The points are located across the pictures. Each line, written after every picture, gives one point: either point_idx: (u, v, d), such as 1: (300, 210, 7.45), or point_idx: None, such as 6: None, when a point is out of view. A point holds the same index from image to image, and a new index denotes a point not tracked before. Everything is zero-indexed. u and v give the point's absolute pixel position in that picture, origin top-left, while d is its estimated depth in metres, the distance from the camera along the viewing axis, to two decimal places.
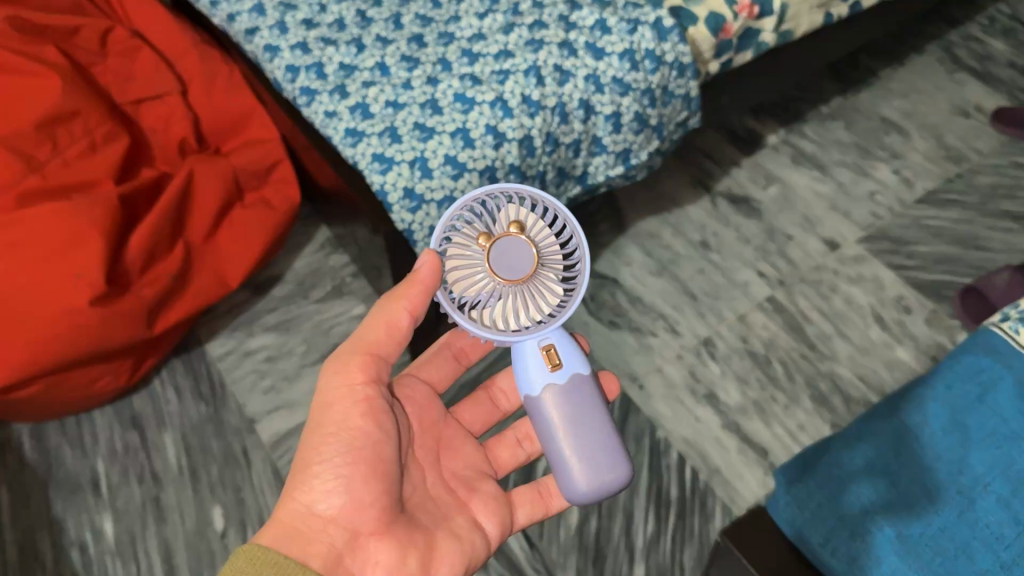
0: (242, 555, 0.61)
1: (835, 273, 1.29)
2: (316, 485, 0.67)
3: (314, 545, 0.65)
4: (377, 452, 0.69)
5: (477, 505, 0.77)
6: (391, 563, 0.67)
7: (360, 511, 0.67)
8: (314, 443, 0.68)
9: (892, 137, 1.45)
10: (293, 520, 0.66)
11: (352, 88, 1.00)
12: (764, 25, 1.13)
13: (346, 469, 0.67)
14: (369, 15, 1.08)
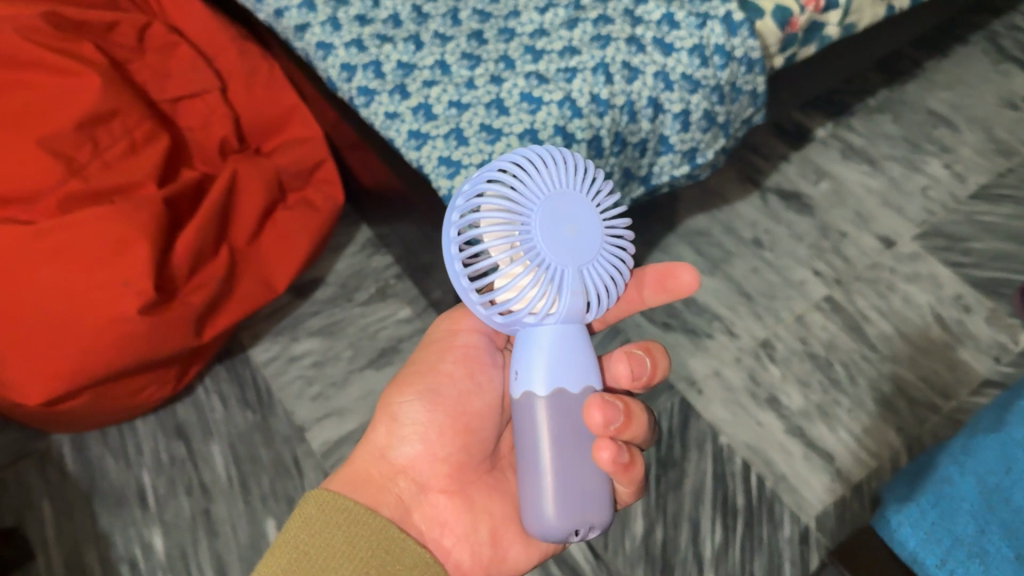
0: (309, 500, 0.65)
1: (892, 271, 1.26)
2: (398, 432, 0.72)
3: (382, 492, 0.70)
4: (461, 408, 0.72)
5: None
6: (458, 524, 0.70)
7: (432, 465, 0.71)
8: (403, 389, 0.74)
9: (941, 130, 1.42)
10: (368, 465, 0.71)
11: (413, 88, 0.97)
12: (829, 18, 1.10)
13: (425, 419, 0.72)
14: (425, 10, 1.04)
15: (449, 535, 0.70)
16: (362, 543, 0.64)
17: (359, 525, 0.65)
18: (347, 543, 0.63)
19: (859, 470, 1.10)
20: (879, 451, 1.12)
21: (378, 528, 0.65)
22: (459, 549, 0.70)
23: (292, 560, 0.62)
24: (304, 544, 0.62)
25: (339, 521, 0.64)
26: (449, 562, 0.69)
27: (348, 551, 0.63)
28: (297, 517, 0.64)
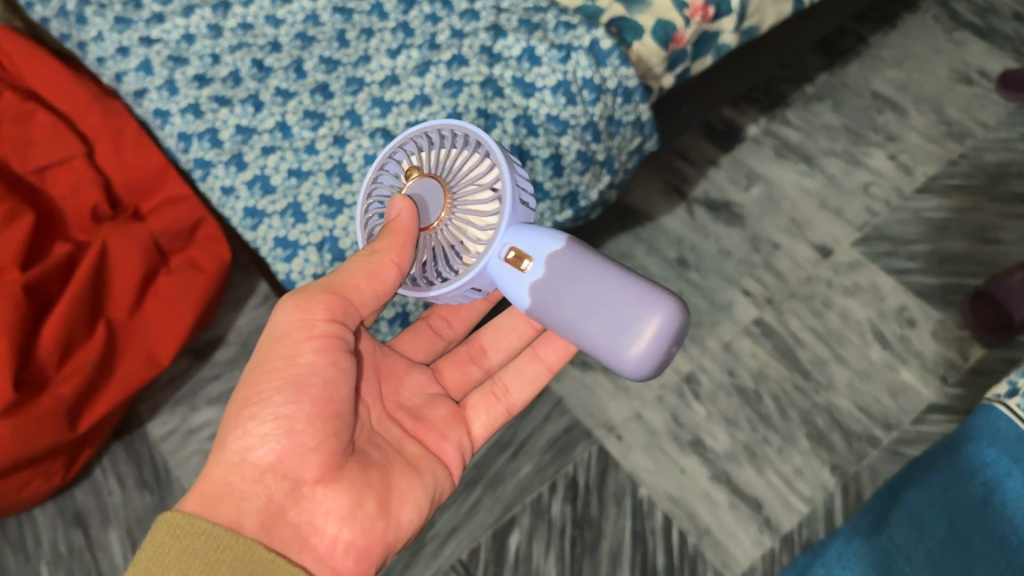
0: (163, 525, 0.57)
1: (829, 284, 1.16)
2: (253, 430, 0.63)
3: (249, 500, 0.61)
4: (327, 395, 0.63)
5: (436, 430, 0.74)
6: (339, 510, 0.64)
7: (302, 458, 0.63)
8: (256, 384, 0.63)
9: (886, 115, 1.29)
10: (224, 473, 0.62)
11: (250, 158, 0.89)
12: (722, 26, 0.99)
13: (289, 411, 0.62)
14: (267, 63, 0.94)
15: (331, 523, 0.64)
16: (223, 568, 0.56)
17: (222, 550, 0.57)
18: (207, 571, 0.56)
19: (790, 518, 1.02)
20: (812, 494, 1.02)
21: (243, 548, 0.58)
22: (345, 533, 0.64)
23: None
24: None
25: (197, 550, 0.57)
26: (337, 548, 0.64)
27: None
28: (152, 551, 0.57)
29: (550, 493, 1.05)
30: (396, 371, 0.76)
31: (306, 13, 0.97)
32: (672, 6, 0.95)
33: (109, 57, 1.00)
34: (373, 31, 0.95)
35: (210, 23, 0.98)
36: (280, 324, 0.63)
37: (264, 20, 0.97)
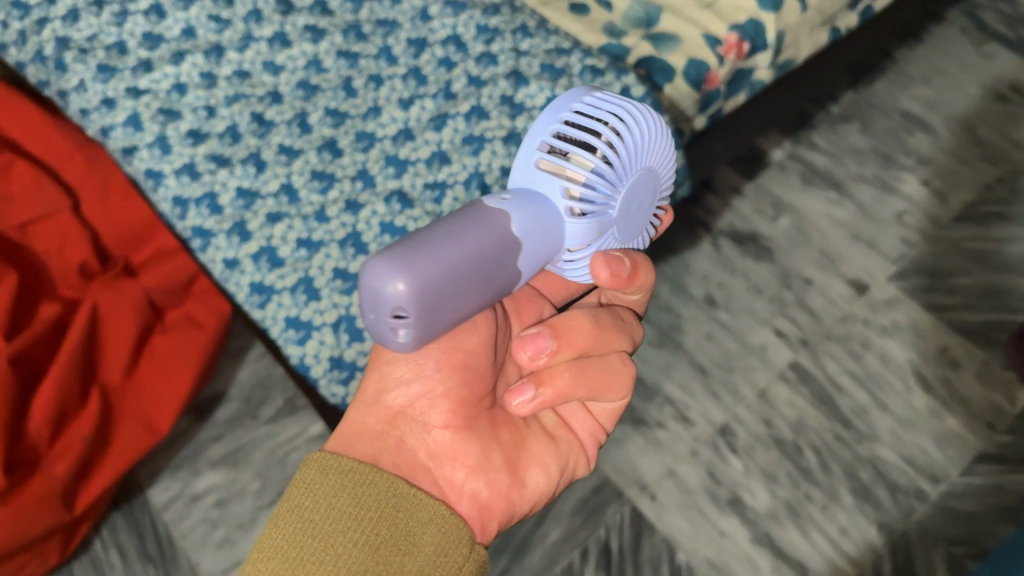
0: (310, 465, 0.54)
1: (866, 324, 1.10)
2: (389, 369, 0.57)
3: (379, 443, 0.56)
4: (462, 339, 0.57)
5: (574, 394, 0.65)
6: (469, 459, 0.57)
7: (432, 406, 0.57)
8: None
9: (917, 136, 1.22)
10: (359, 415, 0.57)
11: (254, 227, 0.81)
12: (758, 62, 0.91)
13: (419, 355, 0.56)
14: (268, 117, 0.86)
15: (462, 477, 0.57)
16: (371, 504, 0.52)
17: (368, 489, 0.53)
18: (353, 507, 0.52)
19: None
20: (859, 556, 0.97)
21: (388, 489, 0.53)
22: (475, 486, 0.57)
23: (295, 536, 0.51)
24: (308, 513, 0.52)
25: (343, 485, 0.52)
26: (467, 501, 0.57)
27: (355, 521, 0.52)
28: (298, 488, 0.53)
29: (581, 560, 0.99)
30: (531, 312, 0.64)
31: (307, 58, 0.89)
32: (705, 44, 0.89)
33: (93, 108, 0.91)
34: (383, 78, 0.88)
35: (203, 71, 0.89)
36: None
37: (261, 68, 0.89)
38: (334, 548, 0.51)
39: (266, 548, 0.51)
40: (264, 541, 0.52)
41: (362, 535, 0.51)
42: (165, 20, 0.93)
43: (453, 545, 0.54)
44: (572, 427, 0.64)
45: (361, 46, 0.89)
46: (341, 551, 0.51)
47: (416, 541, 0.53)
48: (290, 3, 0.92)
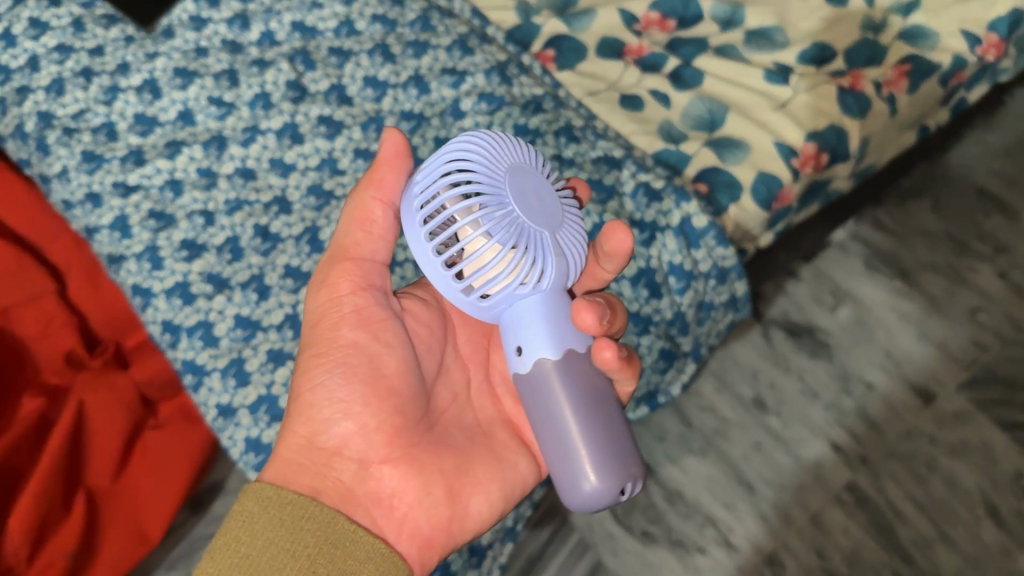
0: (250, 496, 0.55)
1: (932, 440, 0.99)
2: (316, 416, 0.59)
3: (320, 482, 0.57)
4: (376, 371, 0.59)
5: None
6: (408, 494, 0.58)
7: (365, 441, 0.58)
8: (308, 365, 0.60)
9: (995, 219, 1.10)
10: (291, 456, 0.59)
11: (253, 367, 0.70)
12: (837, 172, 0.79)
13: (343, 394, 0.58)
14: (274, 230, 0.75)
15: (403, 505, 0.58)
16: (308, 539, 0.53)
17: (304, 520, 0.54)
18: (292, 541, 0.53)
19: None
20: None
21: (327, 518, 0.54)
22: (415, 519, 0.58)
23: (235, 569, 0.52)
24: (245, 545, 0.53)
25: (282, 520, 0.54)
26: (405, 538, 0.58)
27: (291, 551, 0.53)
28: (237, 518, 0.54)
29: None
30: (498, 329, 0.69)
31: (321, 157, 0.78)
32: (777, 154, 0.76)
33: (77, 202, 0.80)
34: None
35: (202, 167, 0.79)
36: (317, 301, 0.61)
37: (268, 167, 0.78)
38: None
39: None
40: (202, 573, 0.53)
41: (301, 572, 0.53)
42: (161, 100, 0.82)
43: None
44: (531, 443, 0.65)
45: None
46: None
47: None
48: (303, 87, 0.81)
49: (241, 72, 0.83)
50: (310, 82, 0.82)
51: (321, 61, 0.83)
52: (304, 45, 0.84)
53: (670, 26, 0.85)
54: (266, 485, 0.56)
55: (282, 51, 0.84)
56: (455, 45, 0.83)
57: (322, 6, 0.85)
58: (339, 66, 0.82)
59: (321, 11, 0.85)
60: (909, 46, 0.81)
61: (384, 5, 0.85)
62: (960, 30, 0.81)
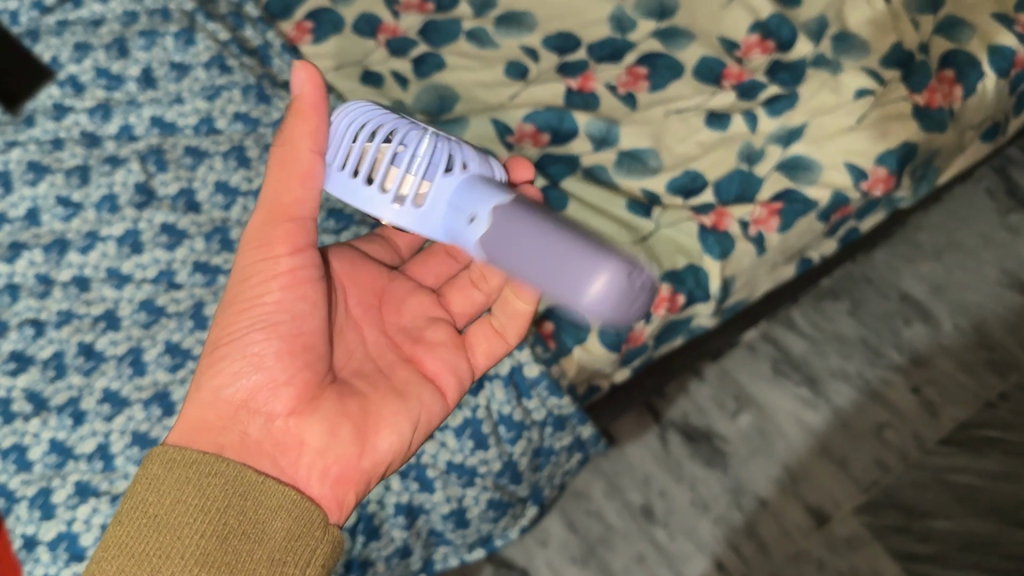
0: (153, 462, 0.49)
1: (821, 566, 0.94)
2: (223, 365, 0.53)
3: (222, 437, 0.53)
4: (298, 327, 0.53)
5: (441, 344, 0.63)
6: (316, 442, 0.55)
7: (276, 392, 0.54)
8: (223, 320, 0.53)
9: (914, 327, 1.05)
10: (195, 414, 0.53)
11: (60, 499, 0.67)
12: (698, 310, 0.75)
13: (261, 349, 0.53)
14: (99, 348, 0.73)
15: (309, 457, 0.55)
16: (218, 496, 0.49)
17: (216, 477, 0.49)
18: (201, 498, 0.48)
19: None
20: None
21: (235, 473, 0.50)
22: (323, 462, 0.55)
23: (141, 530, 0.47)
24: (152, 508, 0.48)
25: (189, 478, 0.49)
26: (316, 482, 0.55)
27: (201, 508, 0.48)
28: (141, 483, 0.49)
29: None
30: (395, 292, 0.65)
31: (160, 267, 0.76)
32: None
33: None
34: None
35: (40, 272, 0.76)
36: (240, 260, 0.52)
37: (104, 277, 0.76)
38: (182, 541, 0.47)
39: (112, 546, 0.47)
40: (108, 539, 0.47)
41: (211, 528, 0.48)
42: (10, 195, 0.78)
43: (307, 529, 0.51)
44: (427, 372, 0.62)
45: (224, 258, 0.76)
46: (188, 545, 0.47)
47: (267, 528, 0.50)
48: (152, 191, 0.79)
49: (94, 169, 0.80)
50: (159, 184, 0.79)
51: (174, 161, 0.80)
52: (161, 142, 0.81)
53: (544, 140, 0.81)
54: (169, 447, 0.50)
55: (137, 148, 0.81)
56: None
57: (183, 102, 0.83)
58: (192, 167, 0.80)
59: (183, 106, 0.83)
60: (786, 178, 0.76)
61: (249, 102, 0.83)
62: (844, 162, 0.76)
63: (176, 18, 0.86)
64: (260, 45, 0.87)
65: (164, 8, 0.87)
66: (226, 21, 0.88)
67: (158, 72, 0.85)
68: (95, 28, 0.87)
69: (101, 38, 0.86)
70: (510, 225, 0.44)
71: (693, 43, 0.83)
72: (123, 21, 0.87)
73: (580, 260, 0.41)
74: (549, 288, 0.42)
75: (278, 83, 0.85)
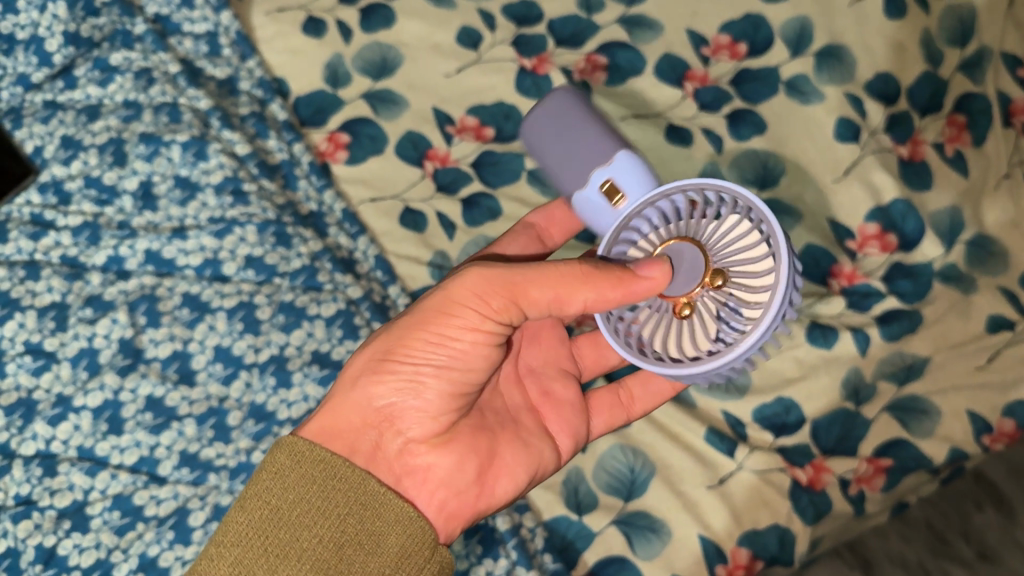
0: (282, 448, 0.49)
1: None
2: (384, 372, 0.52)
3: (356, 443, 0.52)
4: (466, 373, 0.51)
5: (572, 402, 0.60)
6: (442, 472, 0.53)
7: (420, 421, 0.52)
8: (402, 331, 0.51)
9: None
10: (347, 408, 0.52)
11: None
12: None
13: (428, 376, 0.51)
14: (62, 553, 0.61)
15: (430, 491, 0.53)
16: (341, 502, 0.48)
17: (337, 481, 0.48)
18: (323, 501, 0.48)
19: None
20: None
21: (359, 480, 0.49)
22: (443, 496, 0.53)
23: (260, 523, 0.47)
24: (276, 501, 0.48)
25: (316, 477, 0.48)
26: (433, 511, 0.53)
27: (322, 508, 0.48)
28: (267, 471, 0.49)
29: None
30: (538, 331, 0.62)
31: (141, 453, 0.64)
32: (700, 553, 0.61)
33: None
34: None
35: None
36: (449, 277, 0.50)
37: (75, 458, 0.63)
38: (300, 541, 0.47)
39: (229, 532, 0.47)
40: (229, 522, 0.48)
41: (328, 532, 0.47)
42: None
43: (419, 548, 0.49)
44: (552, 430, 0.59)
45: (217, 450, 0.64)
46: (305, 545, 0.47)
47: (381, 541, 0.48)
48: (139, 351, 0.66)
49: (73, 312, 0.67)
50: (148, 342, 0.66)
51: (169, 313, 0.67)
52: (156, 285, 0.68)
53: None
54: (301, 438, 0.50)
55: (127, 291, 0.68)
56: (338, 318, 0.67)
57: (186, 236, 0.69)
58: (190, 324, 0.66)
59: (185, 241, 0.69)
60: (901, 425, 0.63)
61: (265, 244, 0.69)
62: (967, 410, 0.64)
63: (187, 122, 0.72)
64: (283, 160, 0.74)
65: (173, 105, 0.73)
66: (246, 127, 0.75)
67: (159, 189, 0.71)
68: (88, 120, 0.73)
69: (94, 137, 0.72)
70: (567, 165, 0.55)
71: (799, 225, 0.70)
72: (124, 115, 0.73)
73: (528, 128, 0.57)
74: (541, 126, 0.56)
75: (301, 215, 0.72)
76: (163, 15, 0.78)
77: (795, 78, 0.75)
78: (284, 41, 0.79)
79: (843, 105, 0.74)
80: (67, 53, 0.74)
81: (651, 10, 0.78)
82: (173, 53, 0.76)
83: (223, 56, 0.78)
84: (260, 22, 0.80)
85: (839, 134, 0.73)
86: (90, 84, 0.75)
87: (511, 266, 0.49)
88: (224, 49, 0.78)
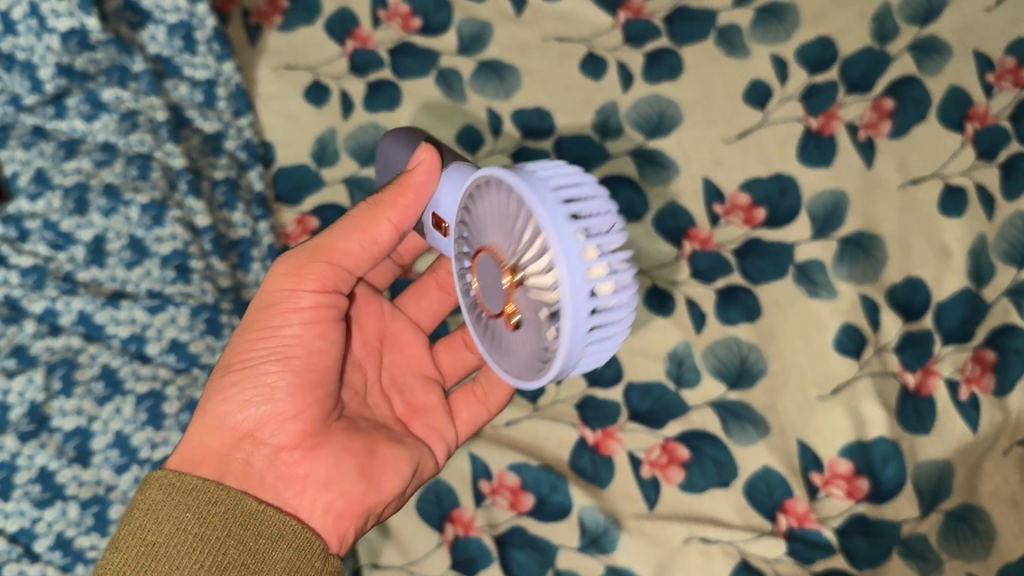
0: (151, 485, 0.44)
1: None
2: (230, 385, 0.49)
3: (225, 467, 0.48)
4: (314, 362, 0.50)
5: (438, 407, 0.59)
6: (320, 474, 0.50)
7: (285, 424, 0.50)
8: (239, 347, 0.50)
9: None
10: (200, 436, 0.49)
11: None
12: None
13: (268, 375, 0.49)
14: None
15: (310, 496, 0.49)
16: (217, 521, 0.44)
17: (217, 505, 0.44)
18: (199, 523, 0.43)
19: None
20: None
21: (233, 498, 0.44)
22: (326, 497, 0.50)
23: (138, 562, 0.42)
24: (153, 537, 0.42)
25: (188, 505, 0.44)
26: (319, 514, 0.49)
27: (199, 538, 0.43)
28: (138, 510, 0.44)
29: None
30: (399, 335, 0.61)
31: (23, 523, 0.61)
32: None
33: None
34: None
35: None
36: (264, 287, 0.51)
37: None
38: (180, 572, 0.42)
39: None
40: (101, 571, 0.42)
41: (212, 556, 0.43)
42: None
43: (307, 559, 0.46)
44: (421, 437, 0.57)
45: (91, 540, 0.61)
46: None
47: (269, 558, 0.44)
48: (45, 418, 0.63)
49: None
50: (57, 410, 0.63)
51: (83, 384, 0.64)
52: (80, 350, 0.65)
53: (525, 504, 0.62)
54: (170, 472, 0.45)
55: (53, 349, 0.65)
56: None
57: (119, 306, 0.66)
58: (100, 401, 0.64)
59: (117, 310, 0.66)
60: None
61: (194, 329, 0.67)
62: None
63: (153, 181, 0.69)
64: (244, 237, 0.71)
65: (145, 159, 0.70)
66: (214, 194, 0.72)
67: (111, 246, 0.68)
68: (64, 156, 0.69)
69: (64, 176, 0.68)
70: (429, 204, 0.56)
71: (761, 441, 0.62)
72: (97, 158, 0.69)
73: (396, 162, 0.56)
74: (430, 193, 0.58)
75: (242, 301, 0.70)
76: (164, 56, 0.74)
77: (809, 263, 0.66)
78: (281, 103, 0.75)
79: (853, 310, 0.65)
80: (59, 83, 0.69)
81: (672, 148, 0.71)
82: (165, 98, 0.72)
83: (217, 108, 0.74)
84: (265, 77, 0.76)
85: (839, 344, 0.64)
86: (77, 117, 0.70)
87: (312, 241, 0.51)
88: (219, 101, 0.74)
